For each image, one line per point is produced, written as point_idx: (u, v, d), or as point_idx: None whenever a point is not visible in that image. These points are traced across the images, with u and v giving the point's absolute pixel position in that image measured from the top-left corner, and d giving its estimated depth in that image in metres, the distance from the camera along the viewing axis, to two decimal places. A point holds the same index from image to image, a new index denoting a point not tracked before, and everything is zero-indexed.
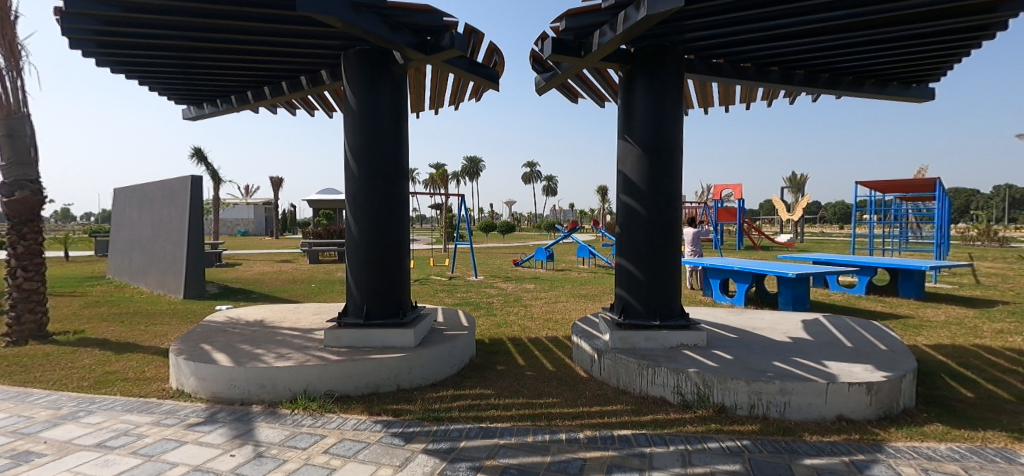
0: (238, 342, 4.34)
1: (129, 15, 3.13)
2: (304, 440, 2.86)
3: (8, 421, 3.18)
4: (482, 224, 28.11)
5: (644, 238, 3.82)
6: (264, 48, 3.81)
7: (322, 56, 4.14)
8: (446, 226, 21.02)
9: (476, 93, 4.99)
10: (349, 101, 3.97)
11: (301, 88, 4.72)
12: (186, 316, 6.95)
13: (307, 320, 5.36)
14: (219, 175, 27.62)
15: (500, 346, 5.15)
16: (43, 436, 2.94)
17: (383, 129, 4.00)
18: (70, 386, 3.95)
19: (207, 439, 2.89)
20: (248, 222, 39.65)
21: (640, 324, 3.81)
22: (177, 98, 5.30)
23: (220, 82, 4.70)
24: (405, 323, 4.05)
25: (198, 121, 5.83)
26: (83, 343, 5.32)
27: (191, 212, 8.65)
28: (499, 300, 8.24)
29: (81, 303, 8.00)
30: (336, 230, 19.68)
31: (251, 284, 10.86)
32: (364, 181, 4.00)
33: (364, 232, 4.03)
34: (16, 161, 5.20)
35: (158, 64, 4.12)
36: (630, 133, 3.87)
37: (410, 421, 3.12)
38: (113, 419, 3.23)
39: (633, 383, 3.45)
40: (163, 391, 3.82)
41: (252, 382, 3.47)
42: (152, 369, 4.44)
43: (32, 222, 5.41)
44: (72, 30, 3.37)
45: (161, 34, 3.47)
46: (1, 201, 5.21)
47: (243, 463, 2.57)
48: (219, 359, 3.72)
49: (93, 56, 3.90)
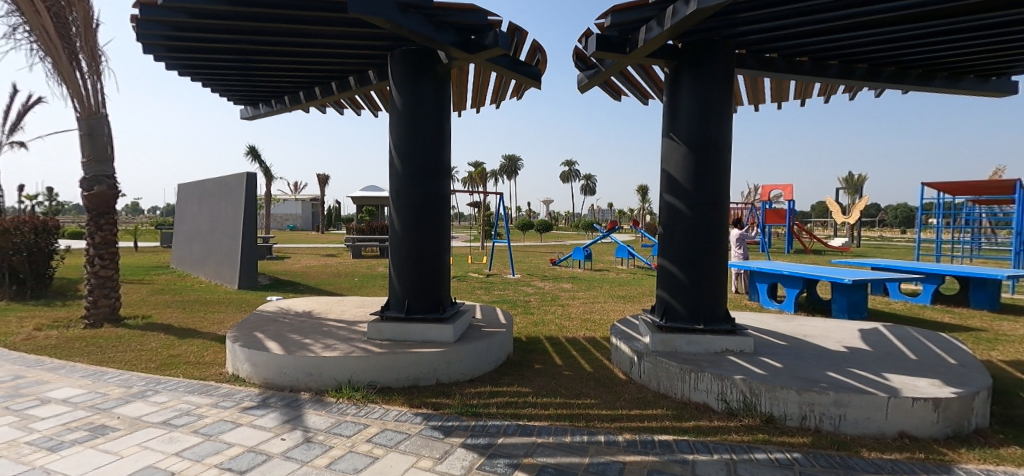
0: (288, 331, 4.56)
1: (194, 20, 3.33)
2: (348, 428, 2.97)
3: (86, 397, 3.48)
4: (519, 223, 28.14)
5: (687, 240, 3.71)
6: (315, 50, 3.96)
7: (369, 56, 4.26)
8: (483, 224, 21.29)
9: (518, 90, 4.99)
10: (395, 100, 4.07)
11: (350, 88, 4.88)
12: (240, 306, 7.35)
13: (351, 312, 5.56)
14: (270, 173, 28.87)
15: (537, 344, 5.15)
16: (116, 412, 3.19)
17: (426, 127, 4.08)
18: (139, 366, 4.28)
19: (260, 423, 3.05)
20: (295, 217, 41.46)
21: (682, 327, 3.70)
22: (235, 99, 5.60)
23: (275, 83, 4.94)
24: (445, 318, 4.12)
25: (254, 120, 6.14)
26: (150, 327, 5.74)
27: (245, 208, 9.14)
28: (535, 299, 8.25)
29: (148, 290, 8.62)
30: (378, 226, 20.28)
31: (299, 277, 11.36)
32: (406, 179, 4.09)
33: (405, 230, 4.13)
34: (96, 158, 5.67)
35: (219, 67, 4.38)
36: (674, 131, 3.77)
37: (449, 415, 3.18)
38: (177, 399, 3.46)
39: (674, 388, 3.37)
40: (220, 375, 4.06)
41: (300, 370, 3.64)
42: (210, 354, 4.72)
43: (108, 215, 5.87)
44: (145, 36, 3.64)
45: (222, 38, 3.68)
46: (83, 195, 5.70)
47: (293, 447, 2.70)
48: (270, 347, 3.91)
49: (164, 60, 4.20)
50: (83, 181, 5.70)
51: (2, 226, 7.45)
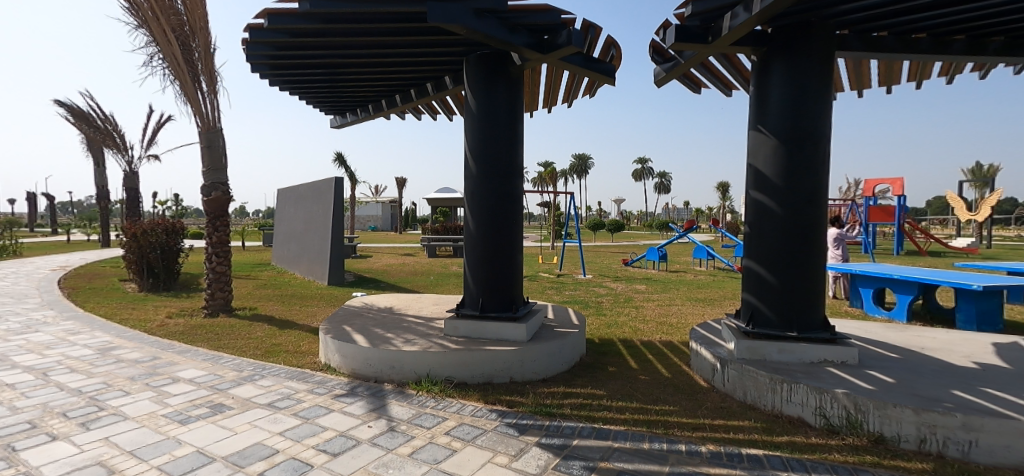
0: (372, 325, 4.86)
1: (292, 39, 3.69)
2: (428, 420, 3.10)
3: (207, 377, 3.96)
4: (591, 223, 27.73)
5: (777, 240, 3.44)
6: (396, 59, 4.20)
7: (446, 63, 4.42)
8: (553, 224, 21.22)
9: (591, 88, 4.90)
10: (470, 104, 4.19)
11: (427, 94, 5.10)
12: (330, 300, 7.96)
13: (428, 309, 5.80)
14: (355, 178, 30.94)
15: (610, 346, 5.04)
16: (231, 392, 3.60)
17: (500, 129, 4.15)
18: (248, 353, 4.79)
19: (350, 410, 3.28)
20: (376, 219, 44.13)
21: (771, 334, 3.43)
22: (326, 109, 6.07)
23: (361, 93, 5.30)
24: (518, 317, 4.16)
25: (342, 128, 6.62)
26: (256, 318, 6.40)
27: (334, 210, 9.88)
28: (608, 300, 8.08)
29: (253, 285, 9.63)
30: (451, 226, 20.98)
31: (380, 274, 12.07)
32: (481, 180, 4.19)
33: (479, 229, 4.23)
34: (213, 167, 6.44)
35: (313, 81, 4.79)
36: (763, 123, 3.51)
37: (524, 414, 3.20)
38: (279, 384, 3.83)
39: (764, 398, 3.14)
40: (315, 364, 4.43)
41: (384, 363, 3.86)
42: (306, 344, 5.17)
43: (223, 217, 6.61)
44: (253, 57, 4.09)
45: (316, 54, 4.02)
46: (203, 200, 6.50)
47: (378, 435, 2.88)
48: (357, 339, 4.19)
49: (268, 77, 4.68)
50: (204, 188, 6.49)
51: (140, 228, 8.87)
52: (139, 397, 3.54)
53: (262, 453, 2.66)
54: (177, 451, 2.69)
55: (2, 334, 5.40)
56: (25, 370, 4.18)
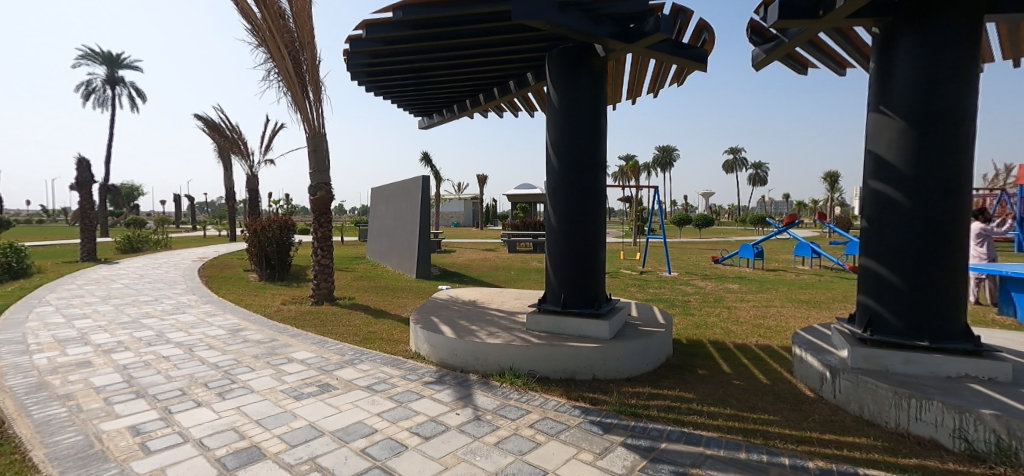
0: (457, 317, 5.06)
1: (386, 47, 3.97)
2: (512, 412, 3.16)
3: (315, 359, 4.39)
4: (676, 218, 26.38)
5: (903, 236, 3.02)
6: (480, 59, 4.32)
7: (529, 59, 4.44)
8: (635, 220, 20.51)
9: (680, 75, 4.65)
10: (552, 99, 4.18)
11: (510, 92, 5.17)
12: (418, 293, 8.41)
13: (510, 303, 5.91)
14: (439, 176, 32.33)
15: (699, 348, 4.77)
16: (335, 374, 3.95)
17: (583, 123, 4.09)
18: (348, 339, 5.23)
19: (439, 397, 3.45)
20: (459, 215, 45.78)
21: (895, 342, 3.03)
22: (415, 111, 6.41)
23: (447, 94, 5.53)
24: (601, 314, 4.09)
25: (429, 129, 6.95)
26: (354, 307, 6.96)
27: (421, 207, 10.41)
28: (696, 299, 7.65)
29: (351, 277, 10.47)
30: (531, 222, 21.13)
31: (463, 269, 12.52)
32: (563, 175, 4.16)
33: (562, 225, 4.20)
34: (319, 169, 7.09)
35: (404, 85, 5.10)
36: (886, 103, 3.09)
37: (608, 412, 3.15)
38: (376, 368, 4.13)
39: (885, 414, 2.79)
40: (406, 351, 4.72)
41: (469, 353, 4.01)
42: (398, 333, 5.52)
43: (326, 215, 7.27)
44: (353, 66, 4.47)
45: (407, 59, 4.27)
46: (311, 199, 7.19)
47: (465, 422, 3.00)
48: (444, 330, 4.39)
49: (364, 84, 5.07)
50: (311, 189, 7.18)
51: (260, 226, 10.05)
52: (261, 373, 4.03)
53: (363, 431, 2.89)
54: (292, 423, 3.02)
55: (158, 315, 6.42)
56: (175, 345, 4.94)
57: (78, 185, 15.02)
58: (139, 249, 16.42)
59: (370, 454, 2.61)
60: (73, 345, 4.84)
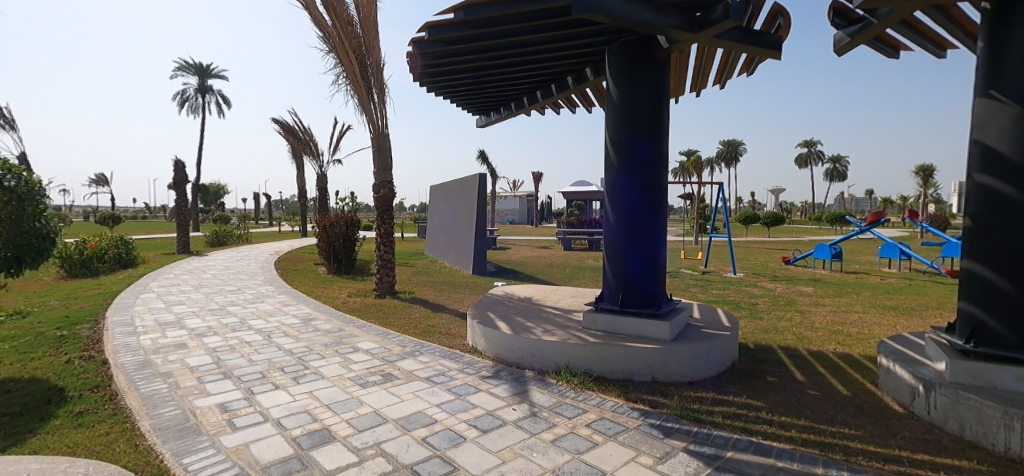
0: (514, 314, 5.10)
1: (446, 48, 4.07)
2: (569, 410, 3.14)
3: (379, 350, 4.60)
4: (742, 216, 24.97)
5: (1017, 237, 2.66)
6: (538, 56, 4.31)
7: (588, 54, 4.37)
8: (697, 217, 19.65)
9: (750, 64, 4.37)
10: (612, 94, 4.08)
11: (568, 88, 5.12)
12: (475, 288, 8.57)
13: (566, 301, 5.87)
14: (495, 173, 32.69)
15: (769, 353, 4.49)
16: (397, 365, 4.12)
17: (643, 118, 3.96)
18: (409, 331, 5.43)
19: (496, 391, 3.49)
20: (514, 212, 46.11)
21: (1004, 356, 2.68)
22: (473, 110, 6.51)
23: (504, 92, 5.58)
24: (661, 314, 3.94)
25: (487, 127, 7.04)
26: (414, 301, 7.21)
27: (478, 204, 10.58)
28: (764, 302, 7.20)
29: (411, 272, 10.86)
30: (587, 219, 20.85)
31: (519, 266, 12.59)
32: (622, 171, 4.06)
33: (621, 222, 4.09)
34: (382, 168, 7.40)
35: (463, 84, 5.20)
36: (998, 87, 2.74)
37: (669, 416, 3.04)
38: (435, 361, 4.26)
39: (993, 436, 2.48)
40: (463, 345, 4.82)
41: (525, 350, 4.03)
42: (455, 327, 5.66)
43: (389, 212, 7.59)
44: (416, 67, 4.62)
45: (466, 59, 4.35)
46: (375, 197, 7.53)
47: (522, 418, 3.01)
48: (500, 326, 4.44)
49: (425, 85, 5.22)
50: (375, 187, 7.51)
51: (328, 223, 10.60)
52: (330, 361, 4.28)
53: (423, 420, 2.99)
54: (359, 409, 3.18)
55: (241, 303, 7.00)
56: (255, 331, 5.36)
57: (175, 185, 16.70)
58: (225, 243, 18.00)
59: (431, 443, 2.69)
60: (172, 329, 5.39)
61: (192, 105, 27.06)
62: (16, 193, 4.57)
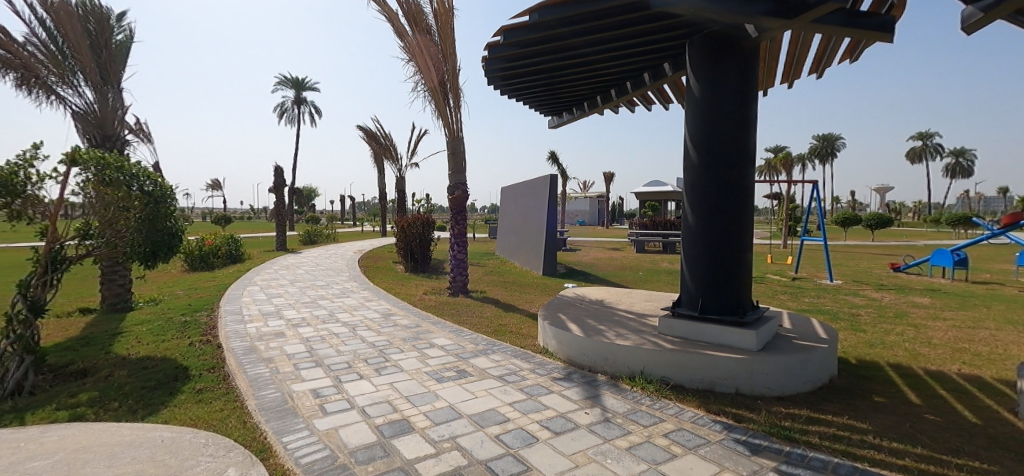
0: (585, 316, 5.03)
1: (520, 50, 4.13)
2: (644, 418, 3.03)
3: (453, 346, 4.76)
4: (840, 217, 22.65)
5: None
6: (614, 54, 4.21)
7: (667, 48, 4.19)
8: (786, 218, 18.13)
9: (854, 49, 3.94)
10: (693, 90, 3.88)
11: (644, 85, 4.95)
12: (545, 289, 8.57)
13: (640, 305, 5.68)
14: (566, 174, 32.56)
15: (874, 370, 4.03)
16: (471, 362, 4.23)
17: (728, 113, 3.73)
18: (481, 329, 5.55)
19: (568, 393, 3.46)
20: (584, 213, 45.54)
21: None
22: (545, 111, 6.52)
23: (577, 92, 5.53)
24: (747, 323, 3.67)
25: (558, 128, 7.01)
26: (486, 300, 7.37)
27: (549, 205, 10.56)
28: (867, 313, 6.48)
29: (483, 271, 11.11)
30: (661, 220, 20.05)
31: (589, 268, 12.41)
32: (703, 170, 3.84)
33: (700, 224, 3.88)
34: (457, 170, 7.65)
35: (536, 86, 5.23)
36: None
37: (756, 432, 2.83)
38: (507, 360, 4.32)
39: None
40: (534, 346, 4.84)
41: (598, 353, 3.96)
42: (526, 327, 5.69)
43: (462, 213, 7.83)
44: (491, 71, 4.73)
45: (540, 61, 4.38)
46: (449, 199, 7.80)
47: (595, 422, 2.96)
48: (572, 328, 4.39)
49: (499, 88, 5.32)
50: (449, 188, 7.78)
51: (406, 222, 11.11)
52: (409, 355, 4.49)
53: (497, 418, 3.04)
54: (435, 403, 3.31)
55: (329, 297, 7.58)
56: (342, 324, 5.78)
57: (274, 189, 18.48)
58: (316, 242, 19.61)
59: (504, 441, 2.73)
60: (272, 319, 5.97)
61: (289, 116, 29.80)
62: (152, 197, 5.24)
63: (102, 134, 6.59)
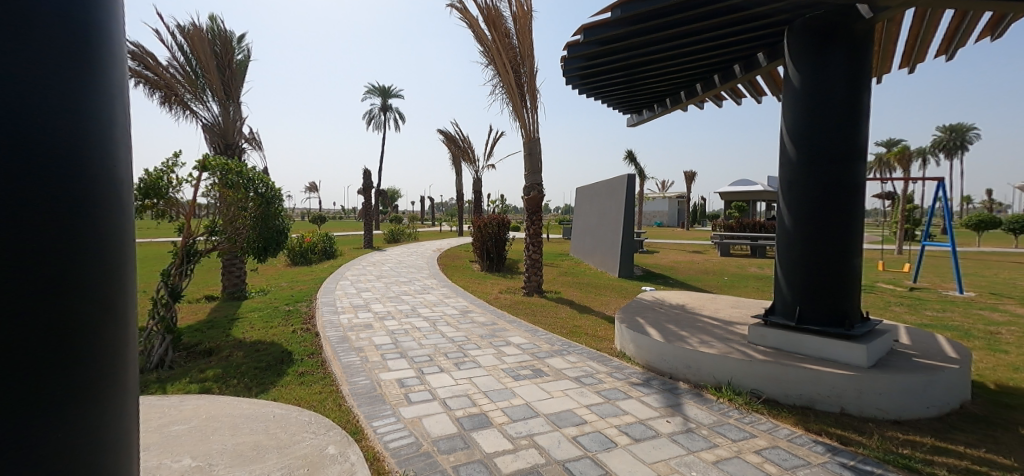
0: (665, 321, 4.83)
1: (601, 48, 4.07)
2: (733, 431, 2.85)
3: (529, 345, 4.80)
4: (971, 219, 19.62)
5: None
6: (701, 47, 4.00)
7: (762, 37, 3.90)
8: (901, 220, 16.05)
9: (997, 24, 3.39)
10: (792, 80, 3.57)
11: (734, 77, 4.64)
12: (621, 292, 8.36)
13: (726, 311, 5.34)
14: (643, 173, 31.48)
15: (1019, 399, 3.44)
16: (546, 362, 4.24)
17: (833, 105, 3.38)
18: (556, 330, 5.54)
19: (647, 400, 3.35)
20: (663, 214, 43.74)
21: None
22: (624, 109, 6.35)
23: (659, 88, 5.33)
24: (855, 335, 3.30)
25: (638, 126, 6.80)
26: (561, 300, 7.35)
27: (626, 205, 10.27)
28: (1010, 331, 5.54)
29: (557, 272, 11.09)
30: (749, 222, 18.69)
31: (669, 271, 11.90)
32: (802, 168, 3.52)
33: (798, 226, 3.55)
34: (533, 171, 7.70)
35: (616, 84, 5.12)
36: None
37: (866, 458, 2.54)
38: (583, 362, 4.27)
39: None
40: (611, 349, 4.74)
41: (680, 360, 3.78)
42: (602, 330, 5.59)
43: (537, 213, 7.88)
44: (570, 71, 4.71)
45: (621, 58, 4.28)
46: (525, 199, 7.89)
47: (677, 432, 2.83)
48: (651, 333, 4.23)
49: (577, 87, 5.28)
50: (525, 189, 7.85)
51: (483, 223, 11.40)
52: (486, 351, 4.61)
53: (574, 420, 3.02)
54: (512, 400, 3.36)
55: (411, 293, 8.00)
56: (423, 319, 6.07)
57: (363, 190, 19.87)
58: (399, 240, 20.80)
59: (582, 443, 2.70)
60: (361, 311, 6.43)
61: (375, 123, 31.84)
62: (265, 198, 5.97)
63: (224, 143, 7.50)
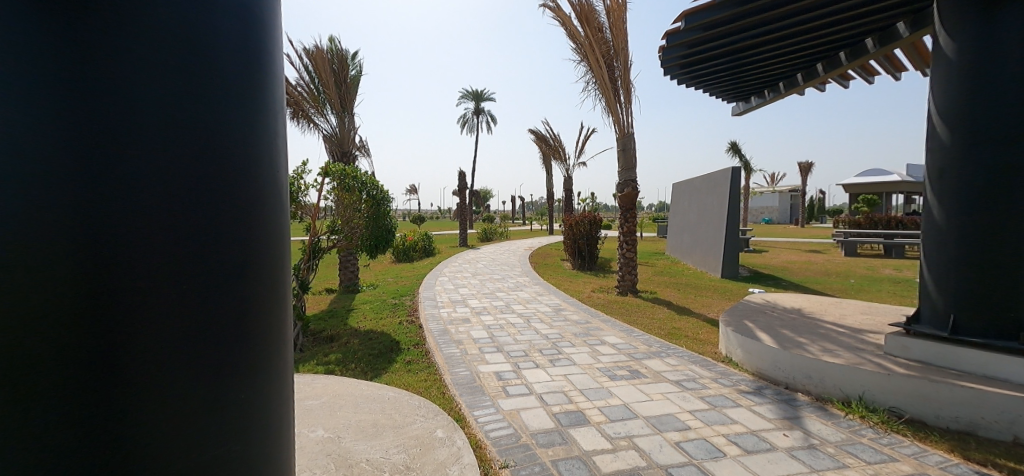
0: (779, 326, 4.40)
1: (703, 35, 3.87)
2: (867, 452, 2.52)
3: (625, 345, 4.67)
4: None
5: None
6: (823, 23, 3.60)
7: (903, 3, 3.37)
8: None
9: None
10: (946, 50, 3.05)
11: (866, 53, 4.09)
12: (725, 293, 7.78)
13: (854, 317, 4.73)
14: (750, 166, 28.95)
15: None
16: (644, 363, 4.10)
17: (1005, 73, 2.78)
18: (654, 331, 5.34)
19: (760, 410, 3.09)
20: (773, 210, 39.82)
21: None
22: (729, 97, 5.91)
23: (772, 73, 4.88)
24: None
25: (744, 114, 6.29)
26: (658, 301, 7.05)
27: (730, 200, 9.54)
28: None
29: (653, 272, 10.65)
30: (883, 217, 16.27)
31: (781, 271, 10.82)
32: (958, 151, 2.99)
33: (955, 223, 3.01)
34: (627, 167, 7.48)
35: (720, 72, 4.81)
36: None
37: None
38: (684, 365, 4.05)
39: None
40: (715, 353, 4.44)
41: (798, 370, 3.43)
42: (704, 333, 5.26)
43: (632, 211, 7.64)
44: (670, 61, 4.53)
45: (725, 44, 4.01)
46: (619, 196, 7.70)
47: (797, 447, 2.58)
48: (763, 338, 3.89)
49: (677, 78, 5.06)
50: (619, 185, 7.66)
51: (574, 222, 11.35)
52: (580, 349, 4.59)
53: (677, 424, 2.89)
54: (610, 399, 3.30)
55: (506, 290, 8.21)
56: (518, 315, 6.20)
57: (460, 192, 20.83)
58: (492, 239, 21.39)
59: (686, 450, 2.58)
60: (460, 306, 6.76)
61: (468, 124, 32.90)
62: (377, 199, 6.35)
63: (341, 151, 8.36)
